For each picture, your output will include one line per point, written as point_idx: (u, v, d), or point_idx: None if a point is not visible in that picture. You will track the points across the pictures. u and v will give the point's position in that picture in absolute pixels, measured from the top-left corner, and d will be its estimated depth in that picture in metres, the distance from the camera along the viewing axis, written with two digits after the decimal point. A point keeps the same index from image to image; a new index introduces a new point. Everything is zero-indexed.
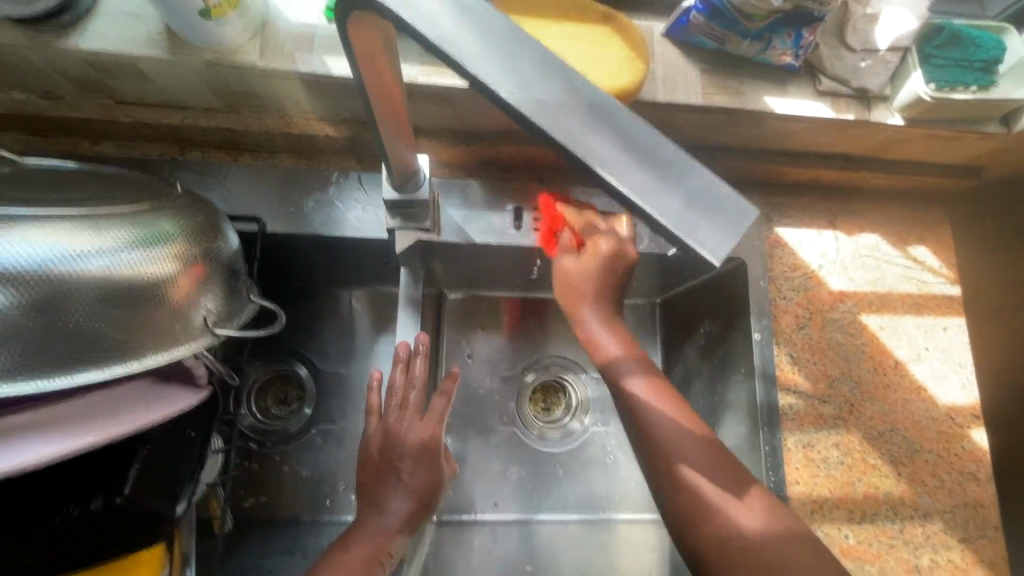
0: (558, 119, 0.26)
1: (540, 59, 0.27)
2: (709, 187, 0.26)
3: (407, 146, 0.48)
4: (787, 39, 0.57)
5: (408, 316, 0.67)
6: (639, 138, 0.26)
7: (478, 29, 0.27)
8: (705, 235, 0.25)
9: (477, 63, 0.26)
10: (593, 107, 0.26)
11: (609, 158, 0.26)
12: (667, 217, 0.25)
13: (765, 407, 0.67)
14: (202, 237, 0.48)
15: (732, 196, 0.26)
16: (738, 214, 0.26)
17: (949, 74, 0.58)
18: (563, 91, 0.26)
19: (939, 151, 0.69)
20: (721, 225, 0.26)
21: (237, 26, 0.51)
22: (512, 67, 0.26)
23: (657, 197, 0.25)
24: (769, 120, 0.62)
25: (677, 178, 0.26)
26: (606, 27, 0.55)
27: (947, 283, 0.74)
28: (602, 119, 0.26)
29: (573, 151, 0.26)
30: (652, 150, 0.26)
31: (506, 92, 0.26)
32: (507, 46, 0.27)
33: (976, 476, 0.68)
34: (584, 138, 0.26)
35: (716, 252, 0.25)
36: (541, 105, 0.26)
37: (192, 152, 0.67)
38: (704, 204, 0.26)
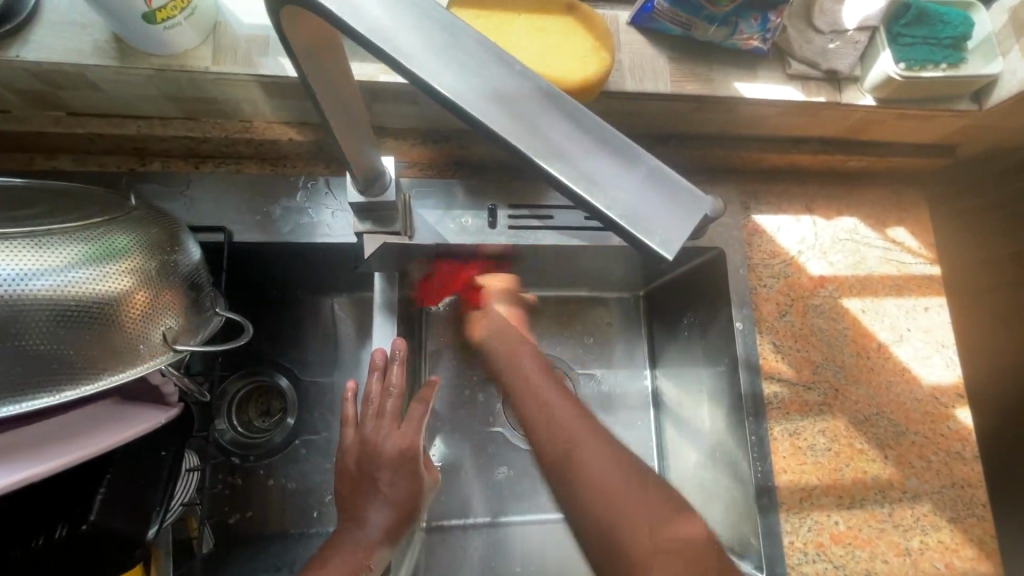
0: (500, 112, 0.25)
1: (481, 49, 0.26)
2: (660, 178, 0.25)
3: (367, 147, 0.46)
4: (753, 23, 0.56)
5: (385, 321, 0.66)
6: (586, 126, 0.25)
7: (412, 21, 0.26)
8: (657, 229, 0.24)
9: (413, 55, 0.25)
10: (538, 96, 0.25)
11: (552, 148, 0.25)
12: (616, 211, 0.24)
13: (749, 397, 0.67)
14: (159, 250, 0.46)
15: (686, 185, 0.25)
16: (694, 205, 0.25)
17: (918, 51, 0.58)
18: (507, 80, 0.25)
19: (913, 130, 0.69)
20: (673, 219, 0.24)
21: (187, 29, 0.50)
22: (452, 60, 0.25)
23: (605, 189, 0.24)
24: (740, 106, 0.61)
25: (628, 169, 0.25)
26: (570, 17, 0.53)
27: (926, 263, 0.73)
28: (547, 111, 0.25)
29: (513, 143, 0.25)
30: (601, 138, 0.25)
31: (446, 86, 0.25)
32: (446, 39, 0.26)
33: (962, 455, 0.68)
34: (528, 130, 0.25)
35: (669, 248, 0.24)
36: (482, 97, 0.25)
37: (152, 163, 0.64)
38: (657, 195, 0.25)
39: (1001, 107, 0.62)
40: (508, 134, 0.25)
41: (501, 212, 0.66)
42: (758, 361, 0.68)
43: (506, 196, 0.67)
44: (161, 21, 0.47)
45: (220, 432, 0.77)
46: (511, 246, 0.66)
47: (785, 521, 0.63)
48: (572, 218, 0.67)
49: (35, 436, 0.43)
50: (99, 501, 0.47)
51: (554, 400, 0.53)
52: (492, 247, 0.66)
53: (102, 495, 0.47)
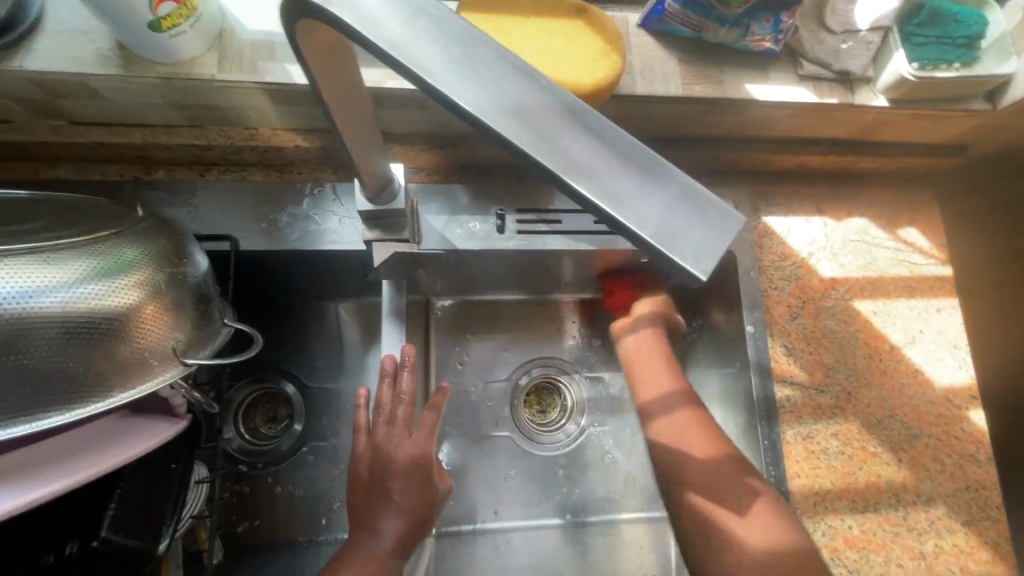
0: (524, 128, 0.24)
1: (502, 62, 0.25)
2: (688, 193, 0.24)
3: (377, 155, 0.45)
4: (766, 24, 0.55)
5: (393, 329, 0.65)
6: (611, 141, 0.24)
7: (431, 34, 0.25)
8: (688, 248, 0.24)
9: (433, 70, 0.24)
10: (561, 110, 0.25)
11: (577, 165, 0.24)
12: (646, 229, 0.24)
13: (761, 401, 0.66)
14: (167, 262, 0.46)
15: (716, 202, 0.24)
16: (724, 222, 0.24)
17: (932, 51, 0.57)
18: (529, 94, 0.25)
19: (924, 130, 0.68)
20: (703, 236, 0.24)
21: (192, 36, 0.49)
22: (473, 73, 0.25)
23: (633, 206, 0.24)
24: (751, 108, 0.61)
25: (655, 185, 0.24)
26: (581, 21, 0.52)
27: (937, 263, 0.73)
28: (571, 126, 0.25)
29: (538, 160, 0.24)
30: (627, 153, 0.24)
31: (467, 101, 0.24)
32: (466, 51, 0.25)
33: (976, 457, 0.67)
34: (553, 146, 0.24)
35: (701, 268, 0.23)
36: (505, 112, 0.24)
37: (157, 171, 0.64)
38: (686, 212, 0.24)
39: (1014, 107, 0.61)
40: (533, 150, 0.24)
41: (509, 217, 0.65)
42: (770, 364, 0.67)
43: (514, 201, 0.67)
44: (166, 29, 0.47)
45: (228, 441, 0.78)
46: (520, 252, 0.66)
47: None
48: (581, 222, 0.66)
49: (49, 453, 0.43)
50: (109, 518, 0.47)
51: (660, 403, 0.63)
52: (501, 253, 0.65)
53: (112, 511, 0.47)
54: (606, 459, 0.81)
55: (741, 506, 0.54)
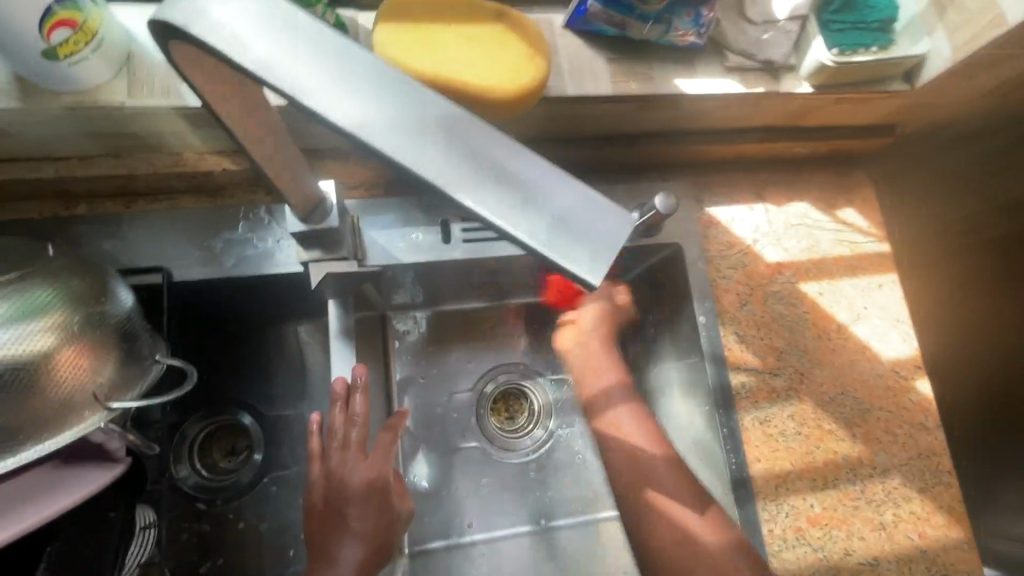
0: (408, 144, 0.23)
1: (381, 76, 0.24)
2: (579, 197, 0.24)
3: (300, 175, 0.44)
4: (687, 19, 0.56)
5: (343, 350, 0.63)
6: (497, 149, 0.24)
7: (304, 51, 0.24)
8: (580, 253, 0.23)
9: (307, 89, 0.23)
10: (446, 120, 0.24)
11: (462, 178, 0.23)
12: (536, 238, 0.23)
13: (718, 389, 0.67)
14: (84, 301, 0.43)
15: (605, 204, 0.24)
16: (618, 223, 0.24)
17: (850, 36, 0.58)
18: (410, 106, 0.24)
19: (851, 113, 0.70)
20: (597, 240, 0.23)
21: (96, 62, 0.47)
22: (351, 91, 0.24)
23: (523, 217, 0.23)
24: (683, 103, 0.61)
25: (543, 193, 0.24)
26: (500, 25, 0.51)
27: (876, 241, 0.75)
28: (456, 135, 0.24)
29: (421, 175, 0.23)
30: (513, 162, 0.24)
31: (346, 119, 0.23)
32: (343, 67, 0.24)
33: (926, 425, 0.69)
34: (439, 161, 0.23)
35: (596, 274, 0.23)
36: (386, 129, 0.23)
37: (78, 205, 0.60)
38: (578, 217, 0.24)
39: (930, 86, 0.63)
40: (417, 167, 0.23)
41: (454, 225, 0.65)
42: (722, 352, 0.68)
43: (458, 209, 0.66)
44: (65, 57, 0.44)
45: (182, 479, 0.74)
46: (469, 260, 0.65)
47: (763, 510, 0.64)
48: None
49: None
50: None
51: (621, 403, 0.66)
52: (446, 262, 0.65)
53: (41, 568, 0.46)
54: (576, 459, 0.82)
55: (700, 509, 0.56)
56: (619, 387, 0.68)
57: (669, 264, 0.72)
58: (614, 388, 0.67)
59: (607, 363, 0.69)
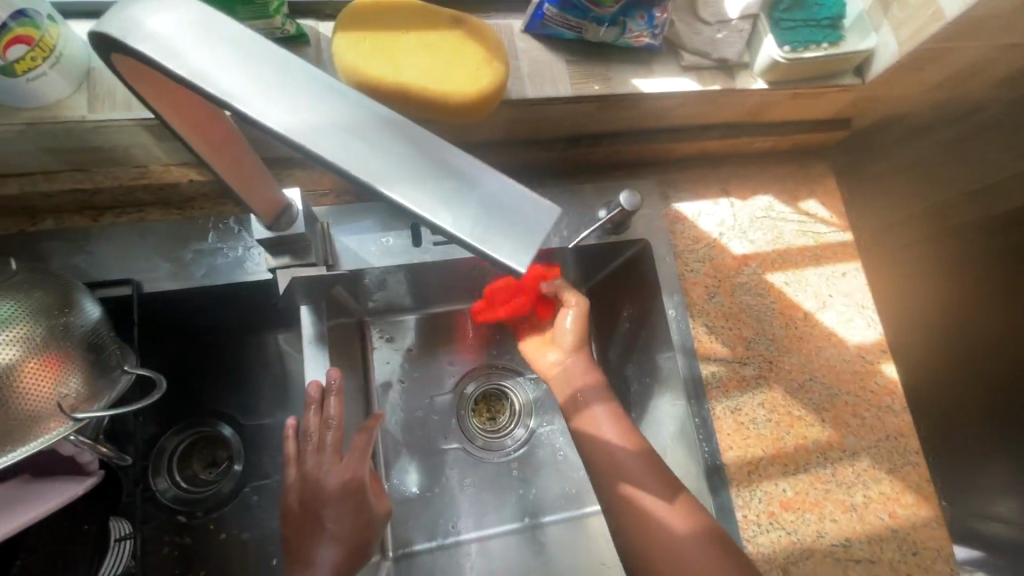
0: (338, 145, 0.24)
1: (315, 83, 0.25)
2: (506, 190, 0.25)
3: (262, 183, 0.44)
4: (641, 21, 0.58)
5: (317, 355, 0.63)
6: (426, 148, 0.25)
7: (238, 61, 0.25)
8: (507, 242, 0.24)
9: (240, 95, 0.24)
10: (376, 123, 0.25)
11: (392, 175, 0.24)
12: (463, 229, 0.24)
13: (690, 380, 0.69)
14: (48, 314, 0.44)
15: (531, 196, 0.25)
16: (542, 214, 0.25)
17: (800, 34, 0.60)
18: (342, 109, 0.25)
19: (807, 108, 0.72)
20: (523, 230, 0.24)
21: (54, 78, 0.47)
22: (283, 96, 0.25)
23: (450, 209, 0.24)
24: (643, 102, 0.63)
25: (471, 188, 0.25)
26: (459, 31, 0.53)
27: (838, 231, 0.77)
28: (387, 137, 0.25)
29: (351, 174, 0.24)
30: (441, 159, 0.25)
31: (277, 122, 0.24)
32: (276, 75, 0.25)
33: (892, 408, 0.71)
34: (367, 160, 0.24)
35: (521, 261, 0.24)
36: (317, 131, 0.24)
37: (46, 220, 0.60)
38: (505, 208, 0.24)
39: (879, 79, 0.66)
40: (347, 166, 0.24)
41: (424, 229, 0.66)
42: (693, 344, 0.70)
43: None
44: (22, 72, 0.45)
45: (162, 492, 0.74)
46: (440, 263, 0.67)
47: (736, 496, 0.65)
48: None
49: None
50: None
51: (595, 397, 0.64)
52: (418, 267, 0.67)
53: None
54: (558, 457, 0.83)
55: (669, 494, 0.57)
56: (593, 388, 0.65)
57: (640, 259, 0.74)
58: (590, 390, 0.65)
59: (582, 374, 0.67)
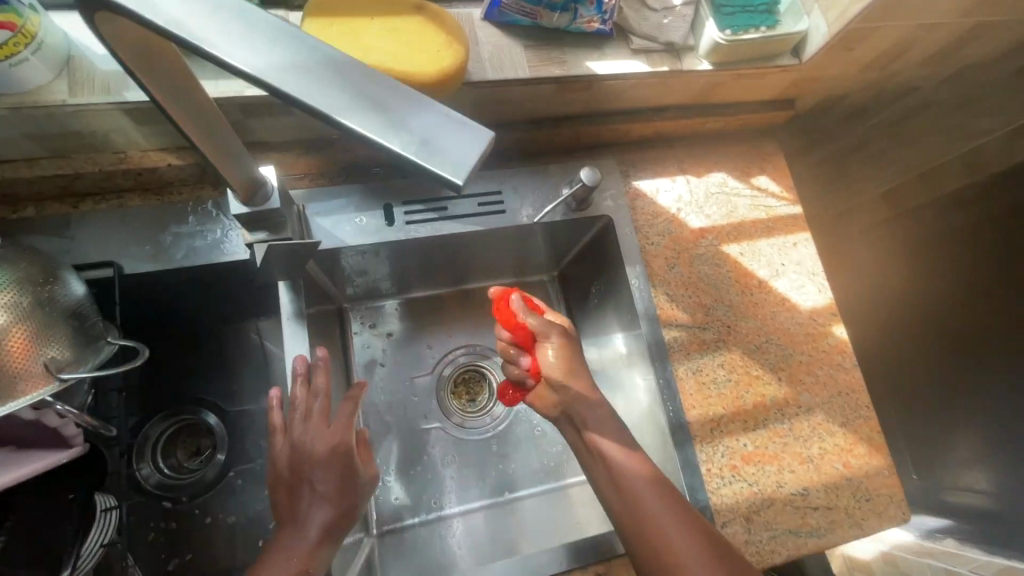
0: (297, 81, 0.28)
1: (273, 30, 0.29)
2: (445, 118, 0.28)
3: (239, 159, 0.47)
4: (590, 7, 0.63)
5: (296, 331, 0.66)
6: (374, 84, 0.29)
7: (207, 14, 0.28)
8: (446, 159, 0.28)
9: (209, 41, 0.28)
10: (330, 63, 0.29)
11: (345, 106, 0.28)
12: (408, 150, 0.27)
13: (653, 345, 0.73)
14: (33, 284, 0.46)
15: (467, 122, 0.29)
16: (477, 137, 0.28)
17: (739, 19, 0.66)
18: (299, 52, 0.28)
19: (752, 89, 0.77)
20: (459, 149, 0.28)
21: (35, 64, 0.50)
22: (248, 42, 0.28)
23: (397, 133, 0.28)
24: (597, 84, 0.67)
25: (413, 117, 0.28)
26: (420, 17, 0.56)
27: (788, 204, 0.82)
28: (340, 76, 0.29)
29: (311, 106, 0.28)
30: (388, 93, 0.29)
31: (244, 64, 0.28)
32: (242, 25, 0.28)
33: (844, 366, 0.76)
34: (323, 94, 0.28)
35: (458, 175, 0.27)
36: (278, 70, 0.28)
37: (27, 209, 0.62)
38: (444, 131, 0.28)
39: (815, 59, 0.71)
40: (305, 98, 0.28)
41: (396, 210, 0.70)
42: (656, 311, 0.74)
43: (400, 195, 0.71)
44: (5, 58, 0.47)
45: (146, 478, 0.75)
46: (413, 241, 0.71)
47: (700, 452, 0.69)
48: (465, 207, 0.73)
49: None
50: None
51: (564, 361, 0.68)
52: (392, 244, 0.71)
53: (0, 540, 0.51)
54: (536, 432, 0.86)
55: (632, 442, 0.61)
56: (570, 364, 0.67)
57: (602, 235, 0.79)
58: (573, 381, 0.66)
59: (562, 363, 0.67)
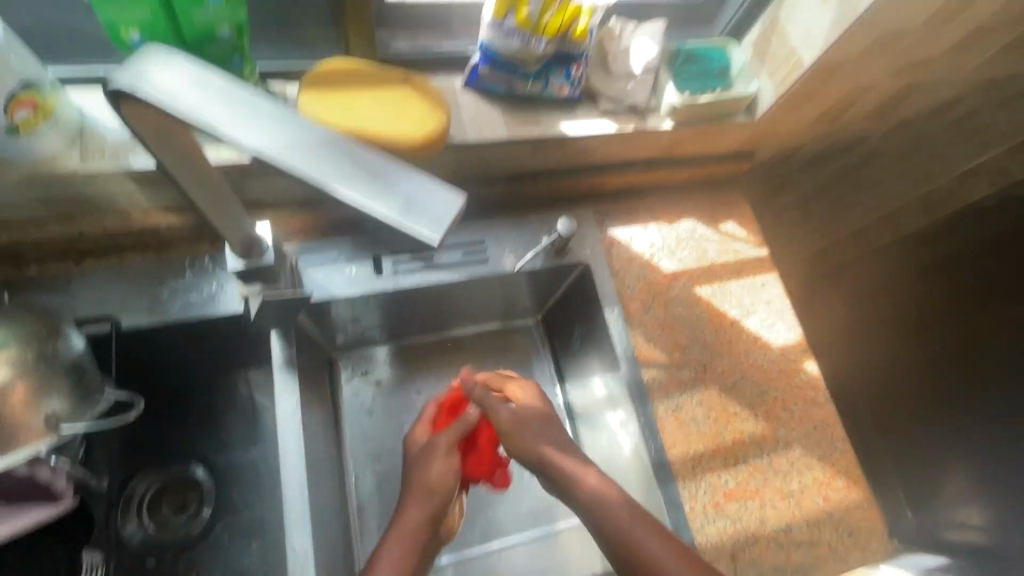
0: (295, 157, 0.32)
1: (275, 113, 0.33)
2: (424, 185, 0.33)
3: (237, 216, 0.51)
4: (560, 75, 0.69)
5: (287, 380, 0.68)
6: (363, 158, 0.33)
7: (218, 100, 0.33)
8: (425, 221, 0.32)
9: (219, 123, 0.32)
10: (324, 141, 0.33)
11: (337, 177, 0.32)
12: (392, 214, 0.32)
13: (634, 386, 0.76)
14: (40, 340, 0.48)
15: (443, 187, 0.33)
16: (452, 201, 0.32)
17: (694, 83, 0.73)
18: (298, 132, 0.33)
19: (713, 144, 0.84)
20: (436, 212, 0.32)
21: (52, 137, 0.55)
22: (253, 124, 0.32)
23: (382, 200, 0.32)
24: (570, 143, 0.74)
25: (396, 185, 0.33)
26: (406, 88, 0.63)
27: (755, 247, 0.88)
28: (333, 151, 0.33)
29: (307, 178, 0.32)
30: (374, 165, 0.33)
31: (249, 143, 0.32)
32: (247, 109, 0.33)
33: (817, 401, 0.79)
34: (318, 167, 0.32)
35: (435, 235, 0.31)
36: (279, 147, 0.32)
37: (31, 267, 0.65)
38: (423, 197, 0.32)
39: (765, 116, 0.78)
40: (304, 172, 0.32)
41: (384, 261, 0.74)
42: (634, 352, 0.77)
43: (389, 247, 0.76)
44: (25, 132, 0.53)
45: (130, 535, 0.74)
46: (399, 291, 0.74)
47: (683, 489, 0.71)
48: (450, 257, 0.77)
49: None
50: None
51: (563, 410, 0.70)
52: (381, 294, 0.74)
53: None
54: (524, 476, 0.87)
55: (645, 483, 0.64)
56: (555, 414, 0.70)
57: (581, 281, 0.83)
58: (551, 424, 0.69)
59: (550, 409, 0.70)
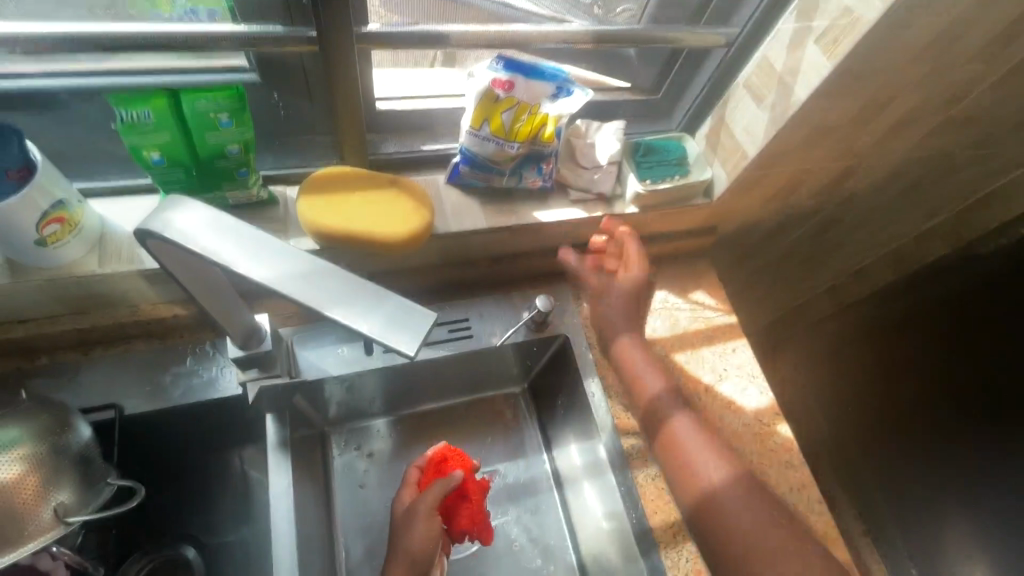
0: (294, 286, 0.39)
1: (279, 249, 0.40)
2: (402, 307, 0.40)
3: (237, 311, 0.57)
4: (532, 171, 0.78)
5: (280, 461, 0.71)
6: (351, 285, 0.40)
7: (232, 240, 0.40)
8: (403, 336, 0.38)
9: (232, 260, 0.39)
10: (319, 272, 0.40)
11: (328, 302, 0.39)
12: (375, 331, 0.38)
13: (614, 454, 0.79)
14: (50, 434, 0.52)
15: (418, 309, 0.40)
16: (425, 319, 0.39)
17: (654, 172, 0.82)
18: (297, 265, 0.40)
19: (678, 222, 0.92)
20: (411, 328, 0.39)
21: (75, 246, 0.62)
22: (260, 259, 0.39)
23: (368, 320, 0.39)
24: (545, 228, 0.81)
25: (379, 307, 0.39)
26: (393, 189, 0.70)
27: (724, 314, 0.93)
28: (326, 279, 0.40)
29: (304, 303, 0.38)
30: (360, 292, 0.40)
31: (256, 274, 0.38)
32: (256, 247, 0.40)
33: (792, 463, 0.82)
34: (314, 293, 0.39)
35: (411, 347, 0.38)
36: (281, 278, 0.39)
37: (41, 357, 0.70)
38: (400, 316, 0.39)
39: (721, 198, 0.86)
40: (299, 297, 0.38)
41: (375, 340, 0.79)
42: (614, 421, 0.81)
43: None
44: (52, 244, 0.59)
45: None
46: (389, 368, 0.79)
47: (665, 558, 0.72)
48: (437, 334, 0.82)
49: None
50: None
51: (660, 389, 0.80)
52: (371, 373, 0.78)
53: None
54: None
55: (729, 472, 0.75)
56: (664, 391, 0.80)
57: (562, 352, 0.87)
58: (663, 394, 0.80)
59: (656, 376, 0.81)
